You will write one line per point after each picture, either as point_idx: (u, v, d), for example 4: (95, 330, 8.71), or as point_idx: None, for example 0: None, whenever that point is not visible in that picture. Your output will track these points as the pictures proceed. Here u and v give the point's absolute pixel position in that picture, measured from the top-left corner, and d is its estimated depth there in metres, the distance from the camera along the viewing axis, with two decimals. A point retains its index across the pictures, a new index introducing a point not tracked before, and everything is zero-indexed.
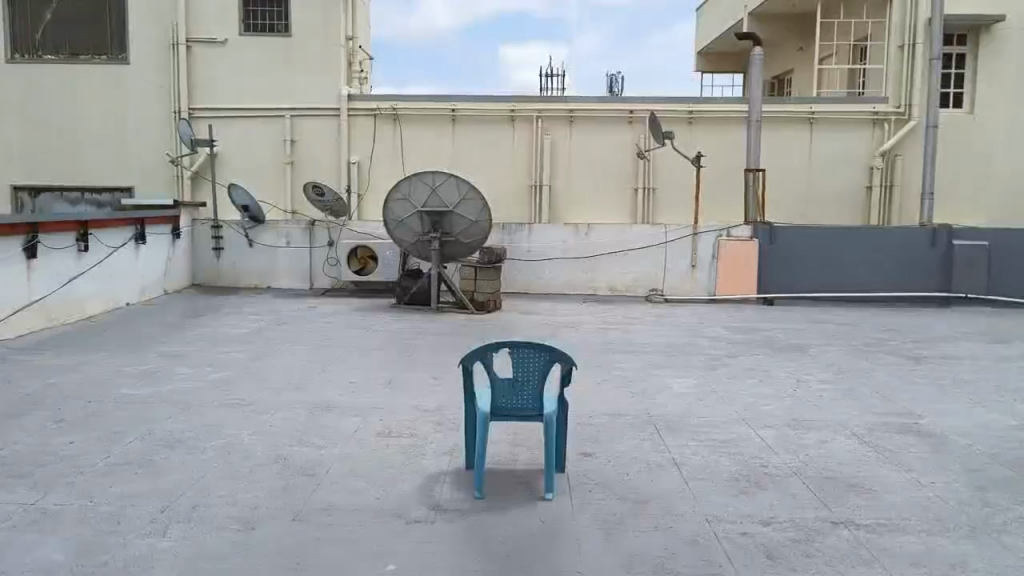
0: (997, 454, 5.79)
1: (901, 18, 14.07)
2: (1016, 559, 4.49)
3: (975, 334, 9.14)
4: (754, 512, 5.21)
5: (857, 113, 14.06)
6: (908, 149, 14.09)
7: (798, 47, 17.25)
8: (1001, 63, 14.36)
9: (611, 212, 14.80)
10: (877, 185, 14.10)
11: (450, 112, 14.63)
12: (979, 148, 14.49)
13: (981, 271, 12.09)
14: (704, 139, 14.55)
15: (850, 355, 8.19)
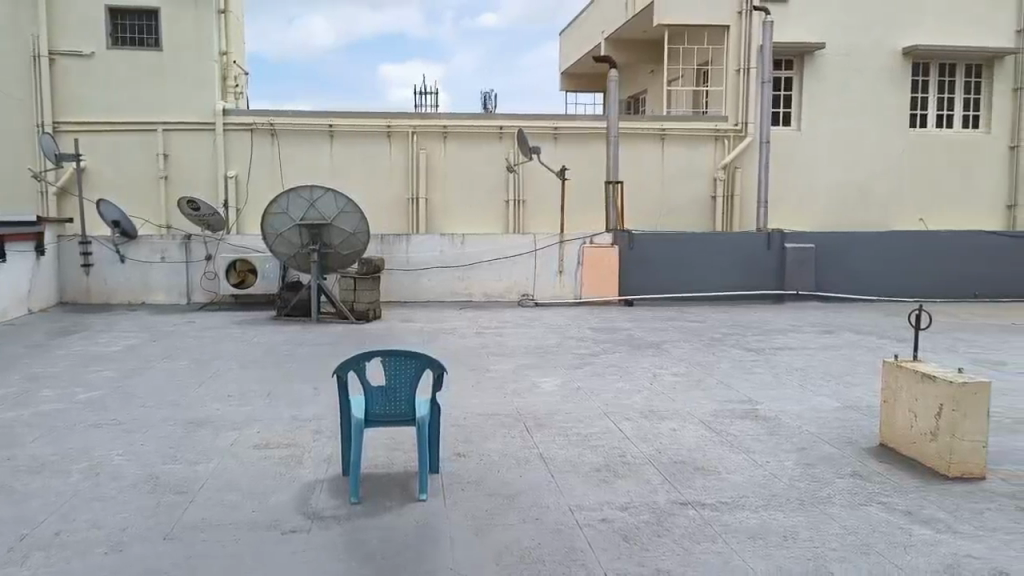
0: (823, 432, 6.44)
1: (737, 44, 15.12)
2: (838, 527, 5.03)
3: (811, 326, 10.07)
4: (612, 498, 5.62)
5: (701, 129, 15.10)
6: (746, 163, 15.28)
7: (649, 69, 18.29)
8: (822, 87, 15.40)
9: (484, 223, 15.23)
10: (720, 195, 15.17)
11: (327, 128, 14.69)
12: (809, 159, 15.51)
13: (809, 269, 13.25)
14: (568, 154, 15.24)
15: (702, 349, 8.86)
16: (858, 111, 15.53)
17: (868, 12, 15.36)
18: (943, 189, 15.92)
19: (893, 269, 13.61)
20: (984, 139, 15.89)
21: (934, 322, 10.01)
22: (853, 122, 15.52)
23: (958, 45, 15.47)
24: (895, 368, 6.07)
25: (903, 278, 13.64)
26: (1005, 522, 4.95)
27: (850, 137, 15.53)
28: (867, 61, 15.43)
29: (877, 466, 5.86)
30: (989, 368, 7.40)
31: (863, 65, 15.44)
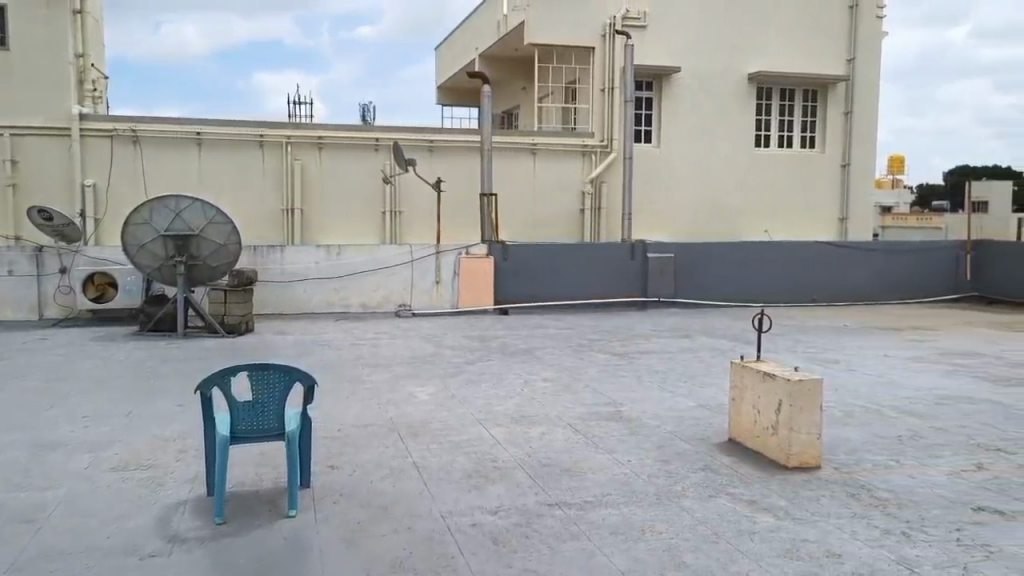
0: (680, 430, 6.84)
1: (602, 64, 15.77)
2: (691, 518, 5.34)
3: (673, 331, 10.66)
4: (483, 503, 5.73)
5: (569, 144, 15.65)
6: (611, 177, 15.93)
7: (522, 86, 18.73)
8: (678, 108, 16.27)
9: (361, 234, 15.14)
10: (588, 208, 15.77)
11: (195, 135, 14.17)
12: (667, 175, 16.34)
13: (669, 275, 14.04)
14: (444, 166, 15.42)
15: (571, 355, 9.20)
16: (714, 131, 16.49)
17: (716, 38, 16.34)
18: (787, 203, 17.14)
19: (747, 276, 14.66)
20: (821, 158, 17.23)
21: (781, 324, 10.83)
22: (706, 141, 16.46)
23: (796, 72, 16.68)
24: (740, 368, 6.49)
25: (754, 284, 14.71)
26: (835, 507, 5.31)
27: (703, 155, 16.47)
28: (719, 85, 16.42)
29: (727, 459, 6.26)
30: (823, 365, 8.10)
31: (714, 88, 16.40)
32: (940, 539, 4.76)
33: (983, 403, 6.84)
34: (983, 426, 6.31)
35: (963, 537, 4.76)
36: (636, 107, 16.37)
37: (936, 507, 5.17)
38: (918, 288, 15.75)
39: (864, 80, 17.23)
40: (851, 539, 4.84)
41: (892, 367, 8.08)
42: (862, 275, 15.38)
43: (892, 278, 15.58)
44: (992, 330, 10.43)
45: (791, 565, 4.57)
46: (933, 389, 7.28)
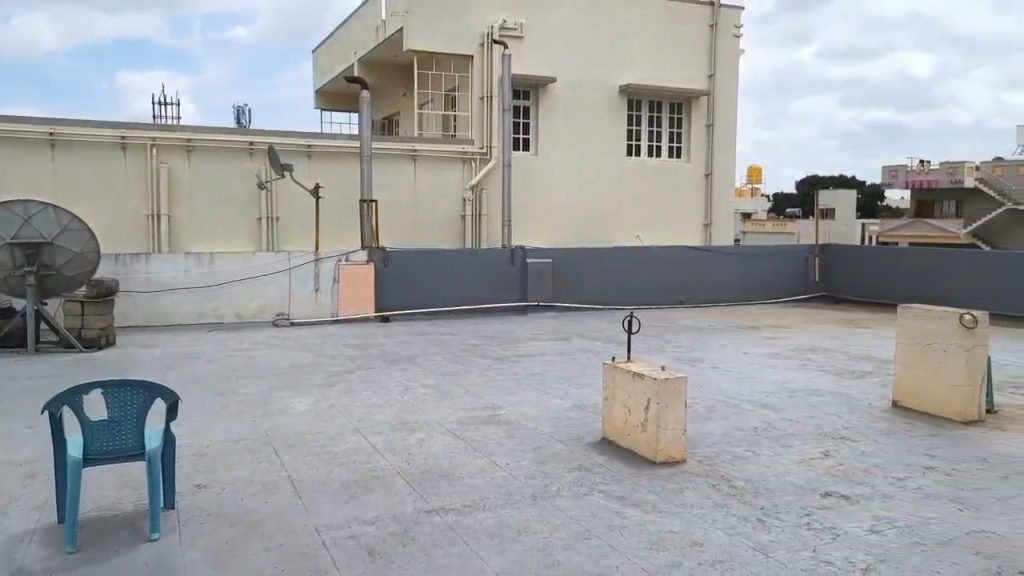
0: (556, 431, 6.98)
1: (480, 73, 15.95)
2: (566, 517, 5.44)
3: (553, 333, 10.90)
4: (360, 514, 5.57)
5: (449, 151, 15.71)
6: (491, 184, 16.13)
7: (402, 93, 18.69)
8: (554, 117, 16.71)
9: (234, 242, 14.62)
10: (469, 214, 15.89)
11: (47, 136, 13.15)
12: (545, 182, 16.73)
13: (548, 281, 14.34)
14: (322, 171, 15.12)
15: (451, 360, 9.22)
16: (589, 140, 17.02)
17: (588, 51, 16.89)
18: (657, 210, 17.93)
19: (620, 281, 15.21)
20: (686, 167, 18.13)
21: (655, 325, 11.30)
22: (582, 149, 16.98)
23: (664, 86, 17.48)
24: (612, 368, 6.71)
25: (629, 287, 15.31)
26: (699, 498, 5.57)
27: (579, 163, 16.98)
28: (594, 95, 17.00)
29: (600, 458, 6.43)
30: (690, 364, 8.50)
31: (588, 98, 16.95)
32: (791, 524, 5.07)
33: (829, 394, 7.38)
34: (829, 416, 6.80)
35: (812, 521, 5.09)
36: (515, 116, 16.68)
37: (788, 494, 5.51)
38: (778, 288, 16.86)
39: (724, 95, 18.27)
40: (713, 529, 5.08)
41: (750, 363, 8.59)
42: (727, 276, 16.30)
43: (754, 279, 16.59)
44: (842, 327, 11.29)
45: (657, 557, 4.74)
46: (786, 383, 7.79)
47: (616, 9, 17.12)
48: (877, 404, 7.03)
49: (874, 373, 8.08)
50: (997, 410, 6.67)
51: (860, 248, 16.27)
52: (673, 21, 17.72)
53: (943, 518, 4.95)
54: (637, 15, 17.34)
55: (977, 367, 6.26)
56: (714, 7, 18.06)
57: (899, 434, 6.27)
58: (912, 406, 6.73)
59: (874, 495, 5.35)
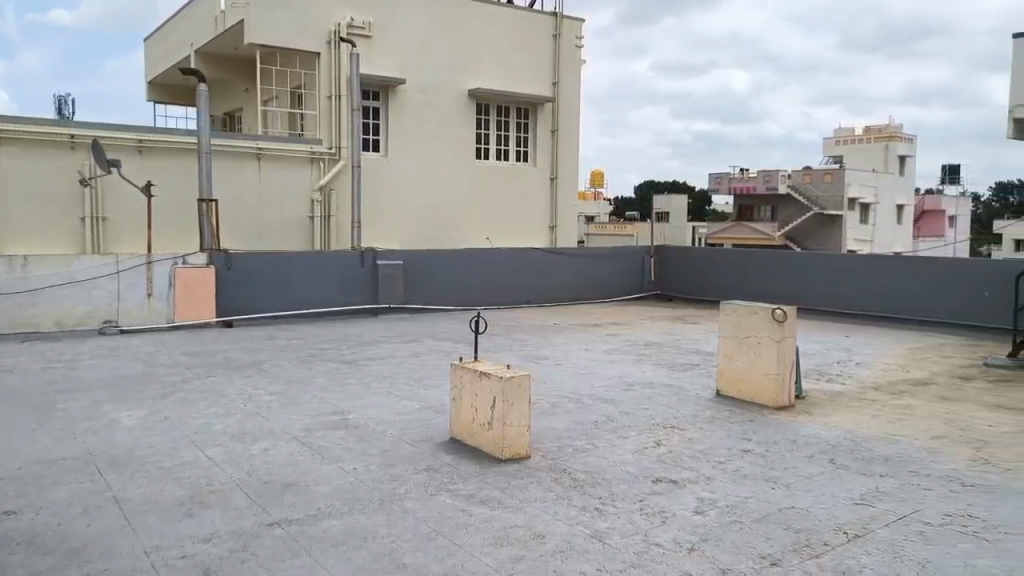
0: (404, 433, 6.96)
1: (328, 71, 15.53)
2: (413, 519, 5.37)
3: (403, 335, 10.89)
4: (194, 531, 5.16)
5: (296, 150, 15.21)
6: (340, 185, 15.81)
7: (245, 88, 17.90)
8: (404, 118, 16.64)
9: (53, 243, 13.43)
10: (318, 215, 15.48)
11: None
12: (395, 183, 16.60)
13: (399, 283, 14.30)
14: (155, 168, 14.16)
15: (297, 365, 8.96)
16: (438, 143, 17.08)
17: (437, 54, 16.96)
18: (506, 213, 18.34)
19: (469, 282, 15.43)
20: (532, 171, 18.66)
21: (503, 325, 11.57)
22: (432, 152, 17.01)
23: (511, 92, 17.90)
24: (460, 368, 6.77)
25: (478, 288, 15.57)
26: (541, 492, 5.73)
27: (430, 166, 17.01)
28: (445, 98, 17.13)
29: (448, 458, 6.46)
30: (535, 361, 8.76)
31: (437, 101, 17.03)
32: (625, 511, 5.34)
33: (661, 386, 7.88)
34: (661, 407, 7.24)
35: (644, 506, 5.39)
36: (364, 116, 16.45)
37: (624, 482, 5.80)
38: (619, 287, 17.77)
39: (566, 102, 18.95)
40: (555, 521, 5.25)
41: (592, 359, 8.99)
42: (572, 277, 16.98)
43: (597, 279, 17.38)
44: (677, 322, 12.07)
45: (501, 552, 4.82)
46: (624, 377, 8.22)
47: (466, 13, 17.32)
48: (703, 394, 7.58)
49: (700, 365, 8.71)
50: (803, 396, 7.40)
51: (689, 249, 17.43)
52: (518, 28, 18.15)
53: (757, 497, 5.40)
54: (483, 21, 17.61)
55: (786, 358, 6.88)
56: (557, 17, 18.66)
57: (721, 421, 6.78)
58: (734, 395, 7.31)
59: (699, 479, 5.74)
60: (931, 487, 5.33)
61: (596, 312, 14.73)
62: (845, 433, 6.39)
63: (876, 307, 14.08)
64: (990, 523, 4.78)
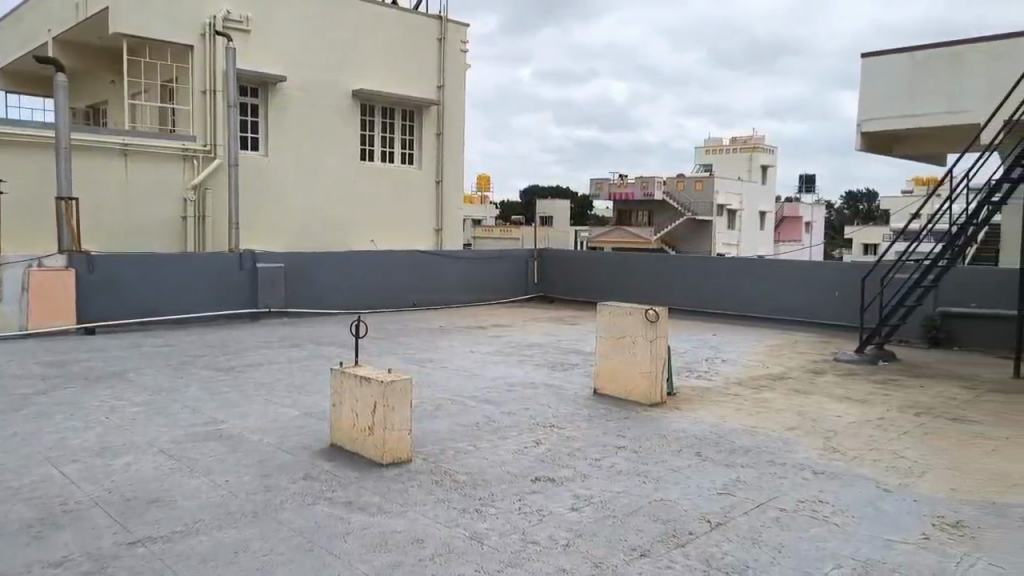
0: (281, 442, 6.74)
1: (201, 65, 14.85)
2: (288, 531, 5.14)
3: (282, 340, 10.59)
4: (43, 555, 4.71)
5: (167, 147, 14.45)
6: (216, 184, 15.14)
7: (111, 80, 16.82)
8: (286, 117, 16.17)
9: None
10: (191, 216, 14.78)
11: None
12: (274, 183, 16.09)
13: (279, 287, 13.91)
14: (5, 164, 13.08)
15: (168, 374, 8.51)
16: (320, 144, 16.72)
17: (319, 53, 16.59)
18: (391, 215, 18.19)
19: (353, 285, 15.19)
20: (417, 174, 18.59)
21: (388, 328, 11.48)
22: (314, 152, 16.63)
23: (396, 93, 17.76)
24: (340, 374, 6.63)
25: (364, 292, 15.37)
26: (422, 496, 5.67)
27: (311, 166, 16.61)
28: (329, 98, 16.79)
29: (326, 465, 6.29)
30: (419, 364, 8.73)
31: (319, 100, 16.65)
32: (505, 511, 5.38)
33: (542, 386, 8.04)
34: (541, 406, 7.39)
35: (523, 506, 5.45)
36: (241, 113, 15.84)
37: (504, 482, 5.85)
38: (504, 289, 17.99)
39: (452, 106, 19.01)
40: (434, 524, 5.20)
41: (476, 361, 9.06)
42: (458, 280, 17.05)
43: (483, 282, 17.53)
44: (559, 324, 12.36)
45: (379, 559, 4.71)
46: (507, 378, 8.33)
47: (351, 12, 17.07)
48: (582, 393, 7.78)
49: (579, 365, 8.96)
50: (675, 392, 7.75)
51: (572, 253, 17.94)
52: (403, 29, 18.03)
53: (630, 492, 5.58)
54: (368, 21, 17.38)
55: (659, 356, 7.18)
56: (442, 21, 18.67)
57: (597, 419, 7.00)
58: (612, 394, 7.56)
59: (576, 477, 5.88)
60: (785, 476, 5.70)
61: (482, 314, 14.85)
62: (711, 427, 6.74)
63: (740, 307, 14.93)
64: (837, 507, 5.15)
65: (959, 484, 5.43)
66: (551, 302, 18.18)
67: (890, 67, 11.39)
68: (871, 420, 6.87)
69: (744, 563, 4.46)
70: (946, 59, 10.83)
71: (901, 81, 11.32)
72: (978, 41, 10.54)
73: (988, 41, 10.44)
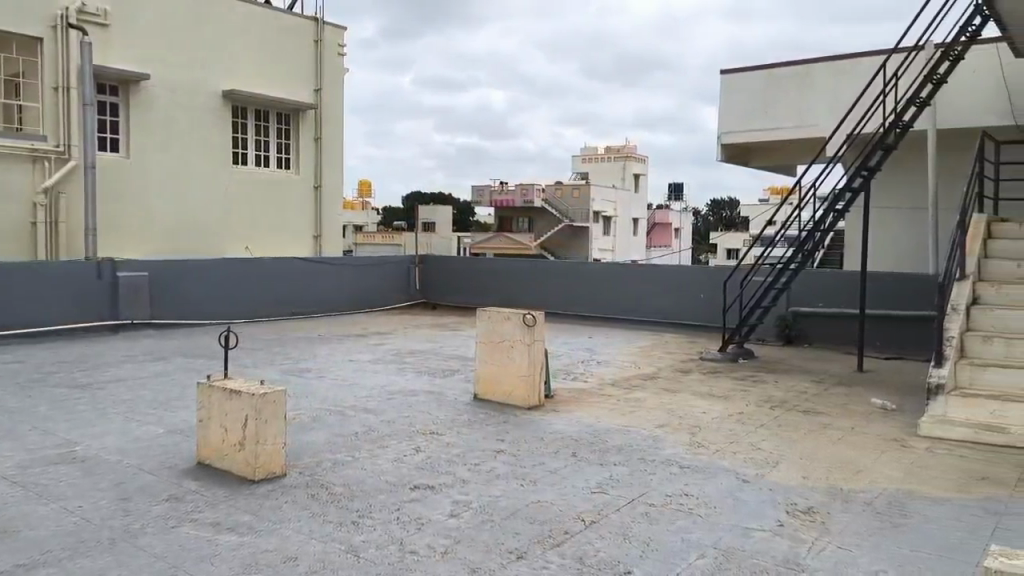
0: (144, 462, 6.33)
1: (52, 59, 13.74)
2: (148, 556, 4.77)
3: (146, 353, 9.98)
4: None
5: (13, 147, 13.30)
6: (71, 187, 14.08)
7: None
8: (150, 117, 15.29)
9: None
10: (41, 221, 13.66)
11: None
12: (138, 187, 15.20)
13: (144, 297, 13.13)
14: None
15: (14, 394, 7.80)
16: (188, 146, 15.94)
17: (186, 52, 15.83)
18: (266, 221, 17.59)
19: (225, 294, 14.56)
20: (293, 179, 18.09)
21: (263, 338, 11.08)
22: (182, 154, 15.84)
23: (269, 95, 17.17)
24: (208, 388, 6.30)
25: (237, 300, 14.74)
26: (297, 511, 5.46)
27: (179, 168, 15.81)
28: (197, 98, 16.04)
29: (193, 484, 5.96)
30: (294, 375, 8.47)
31: (187, 100, 15.88)
32: (382, 521, 5.27)
33: (422, 393, 8.00)
34: (421, 413, 7.35)
35: (401, 515, 5.37)
36: (99, 113, 14.81)
37: (381, 493, 5.75)
38: (385, 296, 17.78)
39: (330, 110, 18.65)
40: (308, 540, 5.00)
41: (355, 369, 8.90)
42: (338, 287, 16.69)
43: (364, 289, 17.25)
44: (440, 330, 12.35)
45: None
46: (387, 386, 8.22)
47: (222, 10, 16.38)
48: (462, 399, 7.80)
49: (460, 370, 9.00)
50: (552, 395, 7.91)
51: (454, 259, 17.97)
52: (277, 30, 17.51)
53: (508, 495, 5.63)
54: (239, 21, 16.75)
55: (537, 360, 7.31)
56: (318, 23, 18.27)
57: (477, 423, 7.05)
58: (491, 399, 7.62)
59: (455, 482, 5.88)
60: (655, 471, 5.94)
61: (363, 322, 14.60)
62: (587, 428, 6.92)
63: (615, 310, 15.45)
64: (703, 499, 5.41)
65: (810, 472, 5.85)
66: (433, 308, 18.11)
67: (747, 83, 12.14)
68: (733, 416, 7.28)
69: (615, 559, 4.59)
70: (796, 77, 11.70)
71: (757, 97, 12.07)
72: (824, 61, 11.48)
73: (832, 61, 11.41)
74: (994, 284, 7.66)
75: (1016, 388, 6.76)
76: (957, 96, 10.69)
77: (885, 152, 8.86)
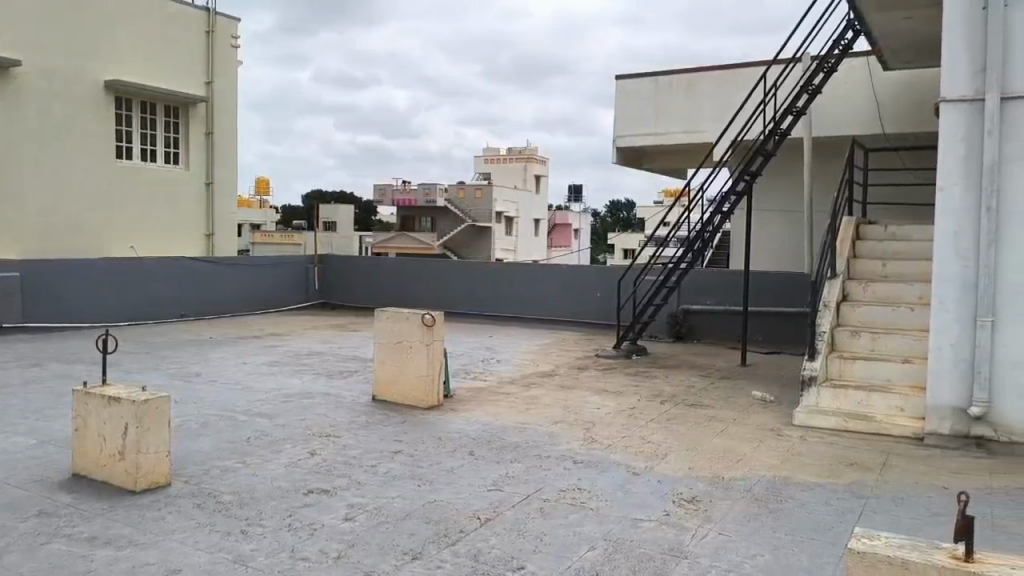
0: (11, 476, 5.90)
1: None
2: None
3: (16, 359, 9.30)
4: None
5: None
6: None
7: None
8: (21, 106, 14.30)
9: None
10: None
11: None
12: (6, 181, 14.21)
13: (13, 299, 12.33)
14: None
15: None
16: (65, 138, 14.99)
17: (63, 39, 14.91)
18: (153, 219, 16.74)
19: (107, 296, 13.80)
20: (183, 175, 17.29)
21: (150, 341, 10.56)
22: (57, 148, 14.89)
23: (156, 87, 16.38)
24: (83, 395, 5.93)
25: (119, 302, 13.98)
26: (181, 521, 5.22)
27: (54, 161, 14.85)
28: (75, 88, 15.11)
29: (67, 498, 5.60)
30: (181, 380, 8.12)
31: (64, 90, 14.95)
32: (272, 529, 5.12)
33: (318, 395, 7.84)
34: (317, 416, 7.20)
35: (292, 521, 5.23)
36: None
37: (272, 499, 5.58)
38: (282, 297, 17.27)
39: (223, 104, 17.99)
40: (192, 551, 4.78)
41: (248, 373, 8.61)
42: (232, 288, 16.09)
43: (259, 291, 16.70)
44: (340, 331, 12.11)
45: None
46: (282, 389, 8.00)
47: None
48: (360, 400, 7.70)
49: (359, 371, 8.86)
50: (451, 394, 7.91)
51: (355, 259, 17.66)
52: (165, 19, 16.73)
53: (403, 496, 5.59)
54: (123, 8, 15.90)
55: (436, 360, 7.29)
56: (209, 14, 17.61)
57: (374, 425, 6.97)
58: (390, 399, 7.56)
59: (350, 485, 5.78)
60: (550, 468, 6.03)
61: (262, 323, 14.14)
62: (484, 426, 6.96)
63: (516, 310, 15.59)
64: (596, 493, 5.53)
65: (697, 463, 6.09)
66: (334, 309, 17.74)
67: (640, 88, 12.50)
68: (628, 411, 7.49)
69: (508, 555, 4.62)
70: (686, 84, 12.17)
71: (650, 102, 12.45)
72: (712, 70, 12.00)
73: (720, 71, 11.94)
74: (862, 283, 8.19)
75: (880, 380, 7.26)
76: (833, 106, 11.39)
77: (765, 159, 9.29)
